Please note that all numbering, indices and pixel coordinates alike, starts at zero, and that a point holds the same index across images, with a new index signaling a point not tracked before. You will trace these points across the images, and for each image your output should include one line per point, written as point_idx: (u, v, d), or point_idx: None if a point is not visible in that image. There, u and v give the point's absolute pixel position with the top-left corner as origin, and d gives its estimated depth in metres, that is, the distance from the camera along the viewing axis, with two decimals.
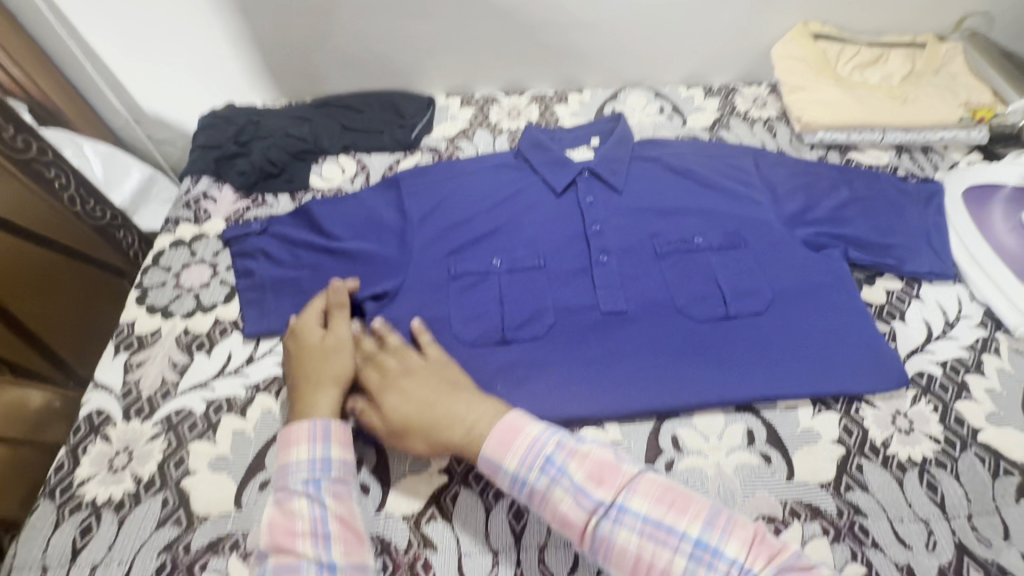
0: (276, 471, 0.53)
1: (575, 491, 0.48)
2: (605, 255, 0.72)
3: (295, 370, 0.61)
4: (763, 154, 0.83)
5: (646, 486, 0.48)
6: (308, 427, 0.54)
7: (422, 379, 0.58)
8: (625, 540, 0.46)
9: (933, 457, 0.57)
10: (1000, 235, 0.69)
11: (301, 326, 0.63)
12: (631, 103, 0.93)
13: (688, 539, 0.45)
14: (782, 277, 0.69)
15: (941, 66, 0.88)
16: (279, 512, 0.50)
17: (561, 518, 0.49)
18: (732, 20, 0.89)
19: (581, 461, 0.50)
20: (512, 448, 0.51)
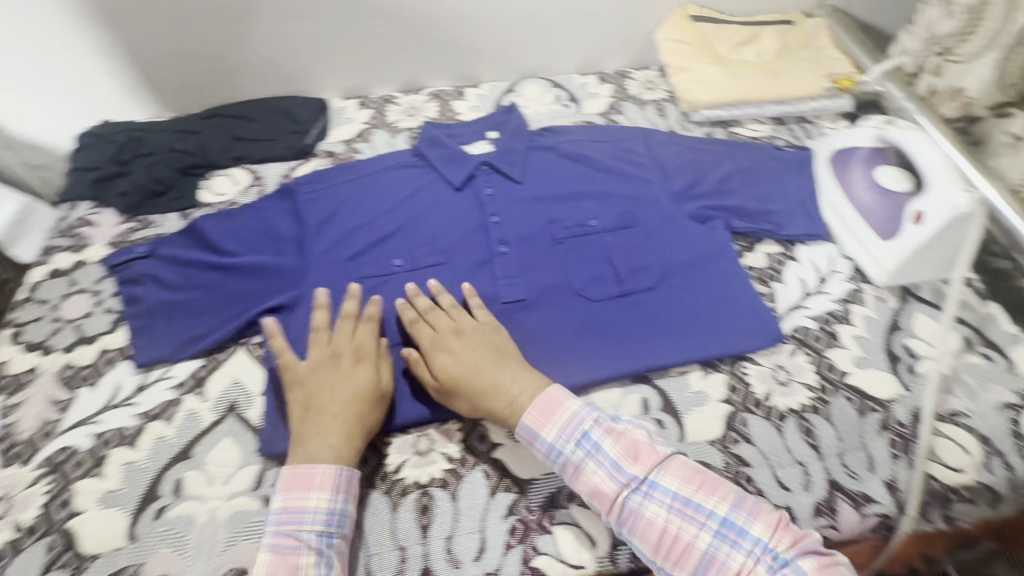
0: (287, 511, 0.51)
1: (608, 465, 0.52)
2: (504, 247, 0.73)
3: (336, 394, 0.57)
4: (654, 134, 0.88)
5: (677, 468, 0.52)
6: (335, 474, 0.53)
7: (467, 350, 0.60)
8: (653, 514, 0.50)
9: (809, 404, 0.62)
10: (860, 192, 0.73)
11: (363, 352, 0.60)
12: (528, 94, 0.95)
13: (715, 516, 0.49)
14: (671, 251, 0.73)
15: (808, 42, 0.95)
16: (282, 563, 0.48)
17: (592, 488, 0.52)
18: (613, 7, 0.93)
19: (616, 438, 0.54)
20: (552, 420, 0.55)
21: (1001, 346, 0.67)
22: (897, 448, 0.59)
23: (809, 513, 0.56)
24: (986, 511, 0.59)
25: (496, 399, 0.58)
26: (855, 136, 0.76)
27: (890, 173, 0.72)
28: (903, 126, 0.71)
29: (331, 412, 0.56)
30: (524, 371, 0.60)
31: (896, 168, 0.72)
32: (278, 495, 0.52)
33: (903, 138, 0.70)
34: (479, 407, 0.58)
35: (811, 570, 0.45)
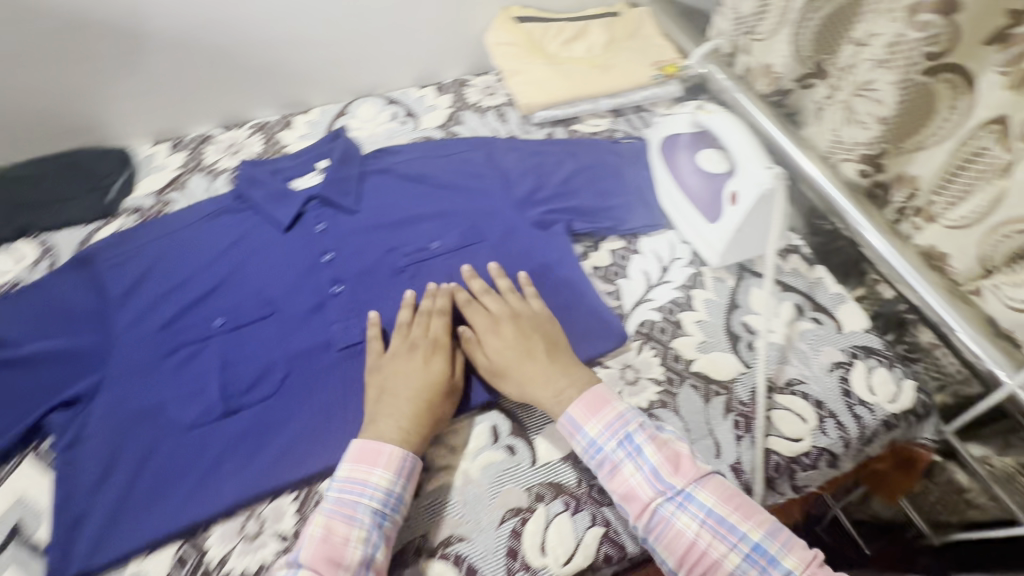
0: (350, 480, 0.53)
1: (647, 470, 0.53)
2: (339, 286, 0.69)
3: (408, 381, 0.58)
4: (495, 142, 0.86)
5: (714, 486, 0.53)
6: (400, 456, 0.54)
7: (518, 337, 0.61)
8: (685, 527, 0.51)
9: (657, 400, 0.62)
10: (687, 176, 0.74)
11: (438, 343, 0.62)
12: (362, 114, 0.90)
13: (748, 540, 0.50)
14: (514, 265, 0.72)
15: (635, 32, 0.96)
16: (334, 532, 0.50)
17: (627, 490, 0.53)
18: (433, 16, 0.91)
19: (659, 447, 0.54)
20: (597, 415, 0.56)
21: (828, 308, 0.71)
22: (740, 428, 0.61)
23: None
24: (828, 472, 0.61)
25: (541, 386, 0.59)
26: (678, 123, 0.77)
27: (711, 155, 0.72)
28: (712, 110, 0.73)
29: (404, 397, 0.58)
30: (573, 364, 0.60)
31: (715, 150, 0.73)
32: (346, 463, 0.54)
33: (712, 125, 0.72)
34: (524, 392, 0.59)
35: None
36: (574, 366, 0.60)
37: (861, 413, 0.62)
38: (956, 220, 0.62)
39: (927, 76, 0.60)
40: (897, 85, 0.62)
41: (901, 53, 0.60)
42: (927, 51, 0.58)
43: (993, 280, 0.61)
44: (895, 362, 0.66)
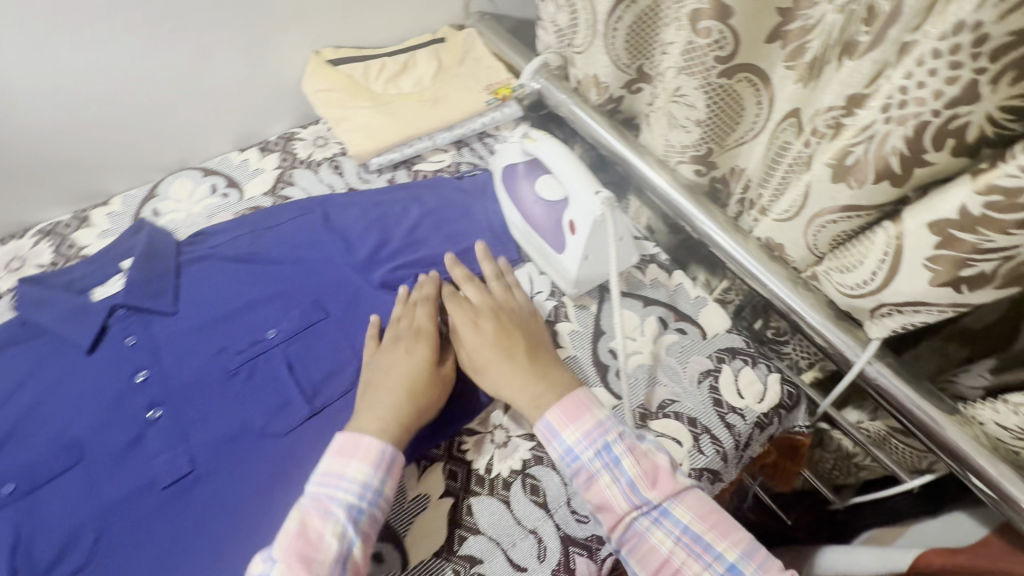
0: (327, 473, 0.51)
1: (623, 483, 0.51)
2: (156, 410, 0.59)
3: (392, 371, 0.57)
4: (331, 199, 0.78)
5: (693, 502, 0.51)
6: (378, 450, 0.52)
7: (500, 331, 0.60)
8: (659, 543, 0.49)
9: (532, 456, 0.59)
10: (530, 207, 0.69)
11: (422, 332, 0.61)
12: (175, 193, 0.80)
13: (722, 560, 0.48)
14: (364, 340, 0.65)
15: (465, 55, 0.93)
16: (309, 525, 0.48)
17: (601, 501, 0.52)
18: (234, 73, 0.82)
19: (638, 459, 0.52)
20: (576, 423, 0.54)
21: (690, 315, 0.70)
22: None
23: None
24: (714, 487, 0.61)
25: (514, 388, 0.57)
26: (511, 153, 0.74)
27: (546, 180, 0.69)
28: (538, 138, 0.72)
29: (388, 387, 0.56)
30: (554, 368, 0.59)
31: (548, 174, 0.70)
32: (325, 456, 0.53)
33: (540, 153, 0.70)
34: (498, 390, 0.58)
35: None
36: (552, 372, 0.58)
37: (733, 421, 0.62)
38: (781, 214, 0.61)
39: (724, 78, 0.60)
40: (701, 90, 0.61)
41: (697, 59, 0.59)
42: (717, 56, 0.57)
43: (823, 266, 0.60)
44: (758, 359, 0.66)
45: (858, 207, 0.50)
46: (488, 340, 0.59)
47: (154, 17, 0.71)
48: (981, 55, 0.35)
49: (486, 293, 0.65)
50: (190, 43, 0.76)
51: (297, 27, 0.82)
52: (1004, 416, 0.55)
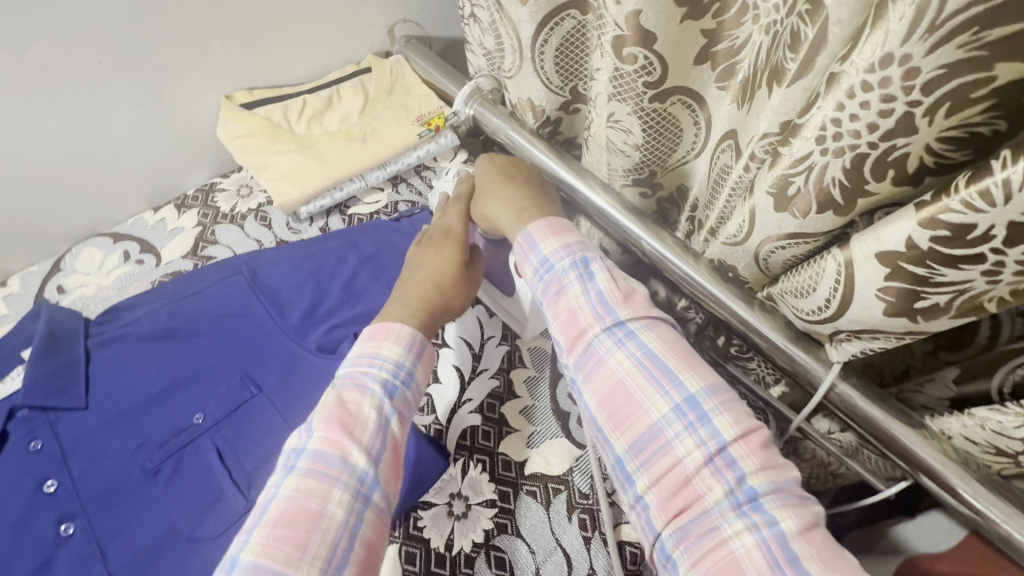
0: (359, 355, 0.51)
1: (592, 295, 0.49)
2: (69, 525, 0.53)
3: (421, 268, 0.59)
4: (259, 256, 0.72)
5: (663, 333, 0.47)
6: (411, 333, 0.53)
7: (512, 163, 0.62)
8: (616, 365, 0.46)
9: (494, 524, 0.55)
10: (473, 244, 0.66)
11: (451, 233, 0.61)
12: (82, 265, 0.73)
13: (682, 390, 0.44)
14: (302, 414, 0.61)
15: (394, 84, 0.87)
16: (346, 399, 0.48)
17: (567, 313, 0.50)
18: (139, 127, 0.75)
19: (613, 278, 0.50)
20: (557, 237, 0.53)
21: None
22: (587, 529, 0.54)
23: None
24: None
25: (504, 206, 0.58)
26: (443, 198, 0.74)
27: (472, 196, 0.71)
28: None
29: (415, 281, 0.58)
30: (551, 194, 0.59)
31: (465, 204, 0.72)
32: (356, 343, 0.53)
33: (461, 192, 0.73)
34: (489, 215, 0.59)
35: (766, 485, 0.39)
36: (543, 200, 0.58)
37: None
38: (730, 238, 0.59)
39: (657, 102, 0.57)
40: (636, 115, 0.58)
41: (626, 86, 0.55)
42: (646, 82, 0.54)
43: (777, 287, 0.58)
44: None
45: (804, 233, 0.48)
46: (493, 170, 0.62)
47: (27, 79, 0.63)
48: (914, 87, 0.32)
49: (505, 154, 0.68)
50: (78, 100, 0.68)
51: (201, 70, 0.76)
52: (972, 431, 0.53)
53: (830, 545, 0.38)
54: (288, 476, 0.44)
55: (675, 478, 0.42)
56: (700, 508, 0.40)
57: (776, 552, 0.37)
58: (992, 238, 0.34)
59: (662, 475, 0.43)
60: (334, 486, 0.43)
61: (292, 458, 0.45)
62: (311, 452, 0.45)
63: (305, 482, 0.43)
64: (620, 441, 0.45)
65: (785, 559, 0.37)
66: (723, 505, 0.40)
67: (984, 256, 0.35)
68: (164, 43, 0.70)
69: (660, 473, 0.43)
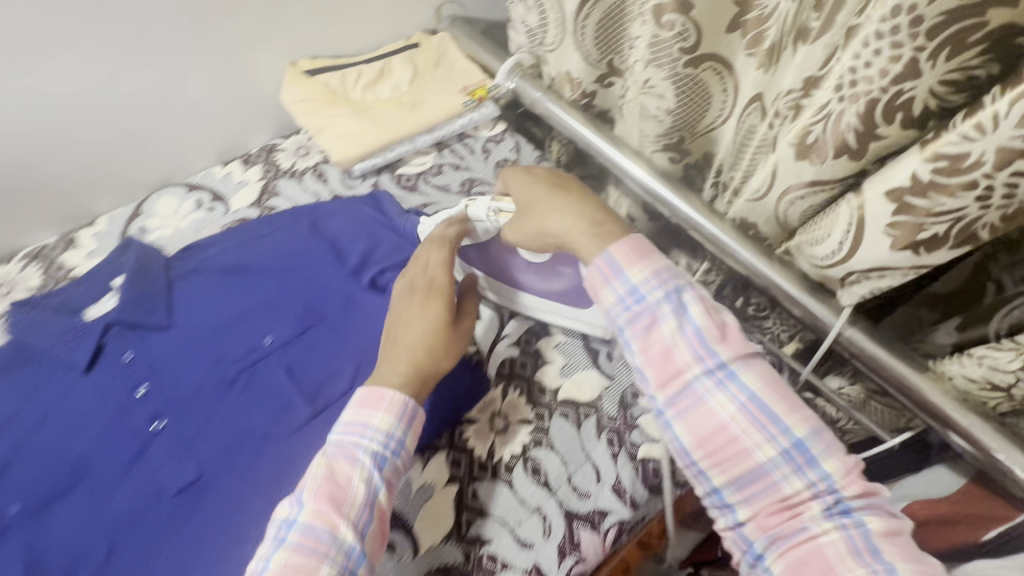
0: (352, 423, 0.52)
1: (690, 333, 0.51)
2: (160, 421, 0.60)
3: (406, 326, 0.57)
4: (319, 207, 0.79)
5: (761, 370, 0.50)
6: (401, 403, 0.52)
7: (557, 173, 0.61)
8: (719, 408, 0.48)
9: (531, 440, 0.61)
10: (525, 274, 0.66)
11: (435, 288, 0.58)
12: (160, 210, 0.81)
13: (788, 435, 0.48)
14: (360, 339, 0.68)
15: (441, 59, 0.94)
16: (337, 471, 0.50)
17: (663, 349, 0.51)
18: (214, 89, 0.83)
19: (708, 312, 0.51)
20: (645, 263, 0.53)
21: None
22: (615, 446, 0.60)
23: (556, 560, 0.54)
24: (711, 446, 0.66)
25: (567, 221, 0.57)
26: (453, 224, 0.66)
27: (495, 222, 0.64)
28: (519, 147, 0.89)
29: (406, 342, 0.56)
30: (608, 207, 0.59)
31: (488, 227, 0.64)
32: (350, 407, 0.54)
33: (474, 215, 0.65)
34: (550, 229, 0.58)
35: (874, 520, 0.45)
36: (602, 213, 0.58)
37: None
38: (753, 193, 0.64)
39: (690, 68, 0.63)
40: (670, 80, 0.64)
41: (663, 51, 0.62)
42: (682, 48, 0.61)
43: (795, 240, 0.63)
44: None
45: (822, 181, 0.53)
46: (542, 182, 0.60)
47: (128, 36, 0.72)
48: (919, 33, 0.38)
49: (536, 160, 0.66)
50: (166, 59, 0.77)
51: (272, 39, 0.84)
52: (970, 370, 0.58)
53: (915, 550, 0.44)
54: (279, 549, 0.47)
55: (776, 506, 0.47)
56: (802, 527, 0.46)
57: (862, 547, 0.44)
58: (983, 164, 0.39)
59: (763, 503, 0.48)
60: (322, 562, 0.46)
61: (284, 530, 0.48)
62: (300, 526, 0.47)
63: (293, 557, 0.46)
64: (722, 476, 0.49)
65: (876, 560, 0.43)
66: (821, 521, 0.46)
67: (977, 182, 0.40)
68: (243, 10, 0.78)
69: (760, 501, 0.48)
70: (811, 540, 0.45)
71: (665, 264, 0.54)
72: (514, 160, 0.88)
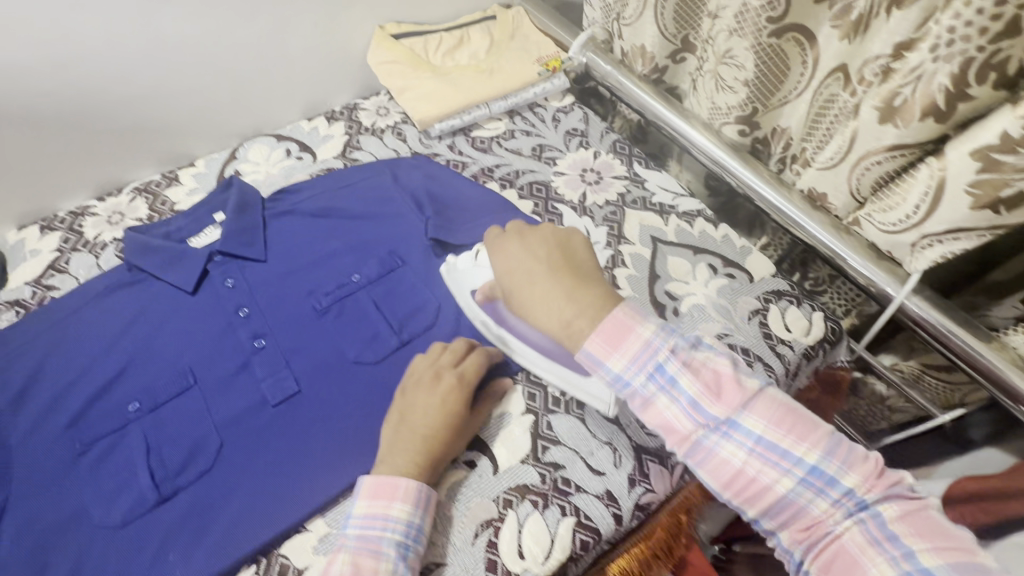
0: (370, 515, 0.50)
1: (684, 403, 0.46)
2: (260, 340, 0.65)
3: (426, 415, 0.56)
4: (399, 162, 0.83)
5: (765, 408, 0.45)
6: (417, 491, 0.52)
7: (522, 254, 0.54)
8: (731, 460, 0.45)
9: None
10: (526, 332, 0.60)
11: (463, 385, 0.58)
12: (253, 156, 0.87)
13: (803, 464, 0.44)
14: (440, 281, 0.72)
15: (516, 30, 0.99)
16: (361, 567, 0.47)
17: (662, 423, 0.47)
18: (308, 47, 0.89)
19: (697, 375, 0.47)
20: (620, 348, 0.48)
21: (738, 262, 0.77)
22: None
23: (626, 488, 0.58)
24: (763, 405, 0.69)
25: (546, 313, 0.51)
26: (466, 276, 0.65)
27: None
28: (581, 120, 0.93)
29: (418, 434, 0.55)
30: (584, 288, 0.51)
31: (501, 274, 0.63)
32: (362, 499, 0.51)
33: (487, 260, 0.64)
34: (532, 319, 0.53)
35: (897, 518, 0.42)
36: (583, 294, 0.51)
37: (783, 351, 0.70)
38: (825, 162, 0.67)
39: (774, 38, 0.66)
40: (753, 49, 0.67)
41: (749, 20, 0.65)
42: (769, 17, 0.64)
43: (864, 209, 0.65)
44: (802, 300, 0.74)
45: (904, 145, 0.56)
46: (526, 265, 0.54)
47: None
48: None
49: (511, 224, 0.59)
50: (270, 12, 0.82)
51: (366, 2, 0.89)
52: None
53: (939, 527, 0.41)
54: None
55: (806, 526, 0.44)
56: (830, 538, 0.43)
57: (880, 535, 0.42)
58: None
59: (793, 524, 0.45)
60: None
61: None
62: None
63: None
64: (750, 513, 0.46)
65: (892, 545, 0.41)
66: (843, 524, 0.43)
67: None
68: None
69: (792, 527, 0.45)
70: (844, 552, 0.42)
71: (644, 335, 0.48)
72: (583, 130, 0.92)
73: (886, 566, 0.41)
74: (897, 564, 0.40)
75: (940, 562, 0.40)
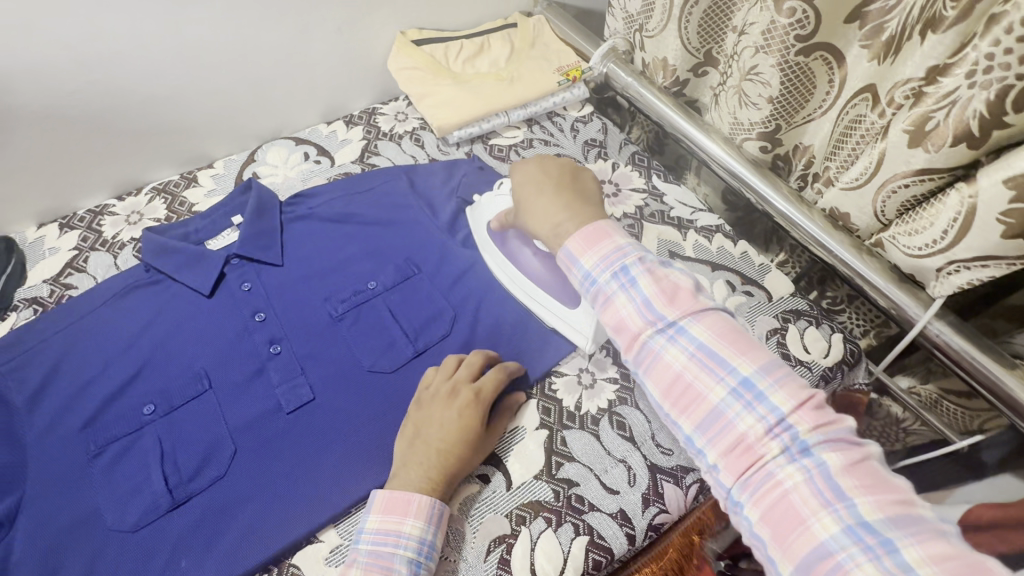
0: (381, 532, 0.50)
1: (639, 301, 0.48)
2: (276, 346, 0.65)
3: (441, 429, 0.56)
4: (416, 167, 0.83)
5: (712, 322, 0.47)
6: (429, 507, 0.51)
7: (536, 171, 0.61)
8: (672, 360, 0.46)
9: (616, 397, 0.64)
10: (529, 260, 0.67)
11: (478, 402, 0.58)
12: (271, 159, 0.87)
13: (737, 376, 0.44)
14: (456, 291, 0.72)
15: (536, 38, 0.98)
16: None
17: (618, 322, 0.49)
18: (329, 50, 0.89)
19: (657, 279, 0.49)
20: (595, 249, 0.52)
21: (756, 280, 0.77)
22: None
23: (640, 508, 0.57)
24: None
25: (542, 219, 0.58)
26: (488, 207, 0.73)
27: None
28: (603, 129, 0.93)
29: (432, 448, 0.55)
30: (583, 202, 0.57)
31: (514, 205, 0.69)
32: (374, 514, 0.51)
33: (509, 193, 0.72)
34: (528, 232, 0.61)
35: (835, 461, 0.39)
36: (579, 206, 0.57)
37: (801, 372, 0.69)
38: (849, 183, 0.66)
39: (802, 56, 0.65)
40: (779, 67, 0.67)
41: (775, 38, 0.64)
42: (798, 35, 0.63)
43: (888, 232, 0.64)
44: (821, 320, 0.73)
45: (933, 170, 0.55)
46: (532, 182, 0.61)
47: None
48: None
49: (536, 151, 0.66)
50: (292, 16, 0.82)
51: (389, 7, 0.89)
52: None
53: (879, 477, 0.39)
54: None
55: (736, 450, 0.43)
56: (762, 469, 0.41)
57: (824, 489, 0.39)
58: None
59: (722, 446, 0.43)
60: None
61: None
62: None
63: None
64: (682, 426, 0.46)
65: (839, 502, 0.38)
66: (787, 468, 0.40)
67: None
68: None
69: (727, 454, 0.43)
70: (780, 495, 0.40)
71: (621, 243, 0.52)
72: (601, 141, 0.91)
73: (830, 521, 0.38)
74: (843, 519, 0.38)
75: (883, 518, 0.37)
